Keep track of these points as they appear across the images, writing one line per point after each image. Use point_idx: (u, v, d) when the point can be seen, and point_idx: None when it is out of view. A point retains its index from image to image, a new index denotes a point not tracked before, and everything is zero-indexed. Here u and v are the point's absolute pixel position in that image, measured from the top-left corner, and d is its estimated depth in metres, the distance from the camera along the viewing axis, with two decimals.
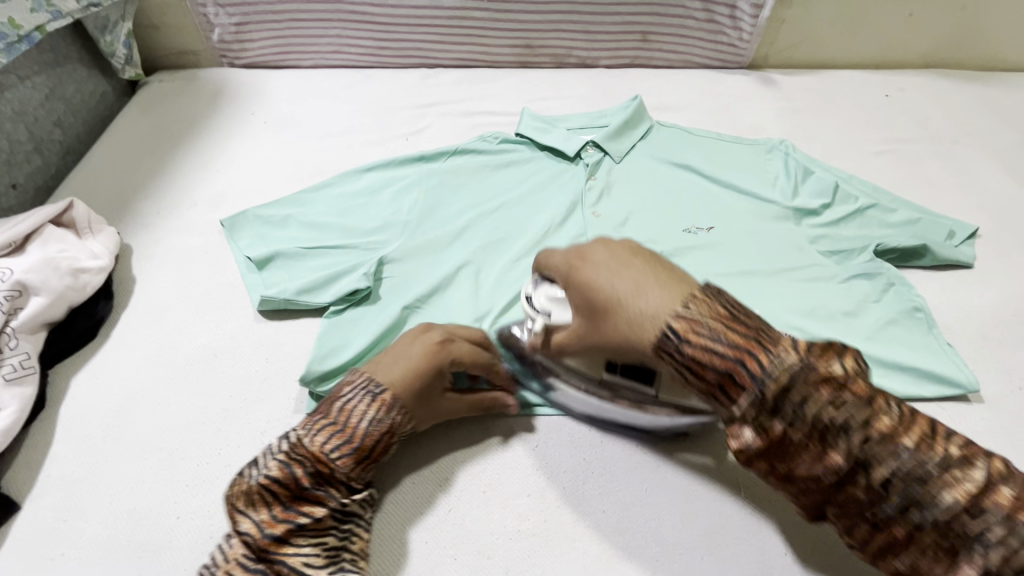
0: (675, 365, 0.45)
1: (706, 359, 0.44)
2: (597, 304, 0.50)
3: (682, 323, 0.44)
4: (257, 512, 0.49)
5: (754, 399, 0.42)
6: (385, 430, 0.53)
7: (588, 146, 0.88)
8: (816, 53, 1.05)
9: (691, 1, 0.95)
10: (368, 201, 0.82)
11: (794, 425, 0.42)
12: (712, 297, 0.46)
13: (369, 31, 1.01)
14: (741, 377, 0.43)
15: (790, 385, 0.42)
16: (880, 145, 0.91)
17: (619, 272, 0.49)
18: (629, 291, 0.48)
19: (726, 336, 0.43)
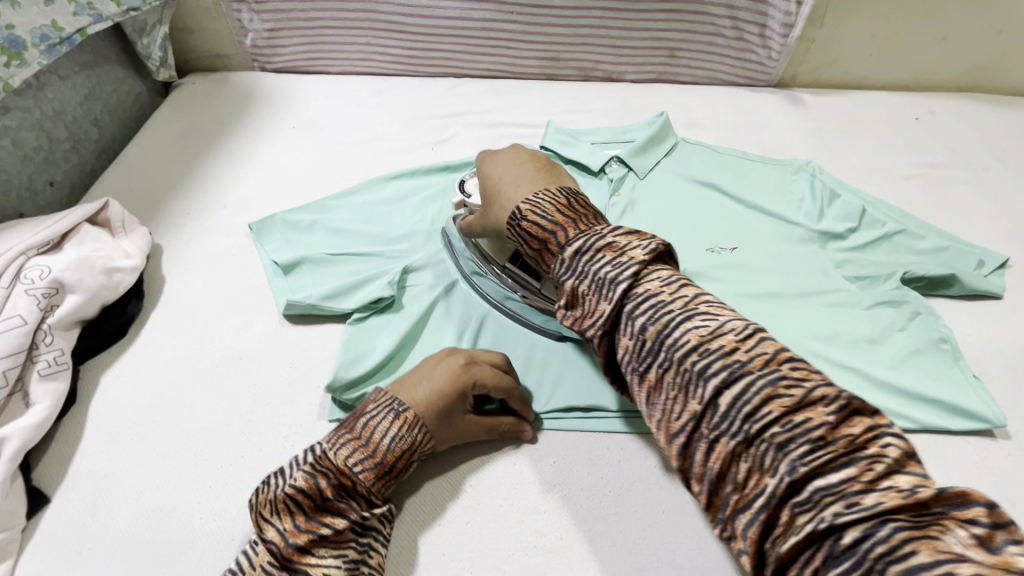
0: (518, 233, 0.57)
1: (538, 232, 0.55)
2: (488, 196, 0.64)
3: (528, 203, 0.57)
4: (281, 522, 0.48)
5: (563, 268, 0.52)
6: (407, 449, 0.53)
7: (612, 161, 0.88)
8: (844, 74, 1.04)
9: (721, 19, 0.95)
10: (394, 209, 0.83)
11: (582, 280, 0.50)
12: (558, 193, 0.58)
13: (398, 40, 1.03)
14: (554, 242, 0.54)
15: (582, 249, 0.51)
16: (909, 169, 0.90)
17: (508, 178, 0.62)
18: (508, 188, 0.61)
19: (552, 212, 0.55)
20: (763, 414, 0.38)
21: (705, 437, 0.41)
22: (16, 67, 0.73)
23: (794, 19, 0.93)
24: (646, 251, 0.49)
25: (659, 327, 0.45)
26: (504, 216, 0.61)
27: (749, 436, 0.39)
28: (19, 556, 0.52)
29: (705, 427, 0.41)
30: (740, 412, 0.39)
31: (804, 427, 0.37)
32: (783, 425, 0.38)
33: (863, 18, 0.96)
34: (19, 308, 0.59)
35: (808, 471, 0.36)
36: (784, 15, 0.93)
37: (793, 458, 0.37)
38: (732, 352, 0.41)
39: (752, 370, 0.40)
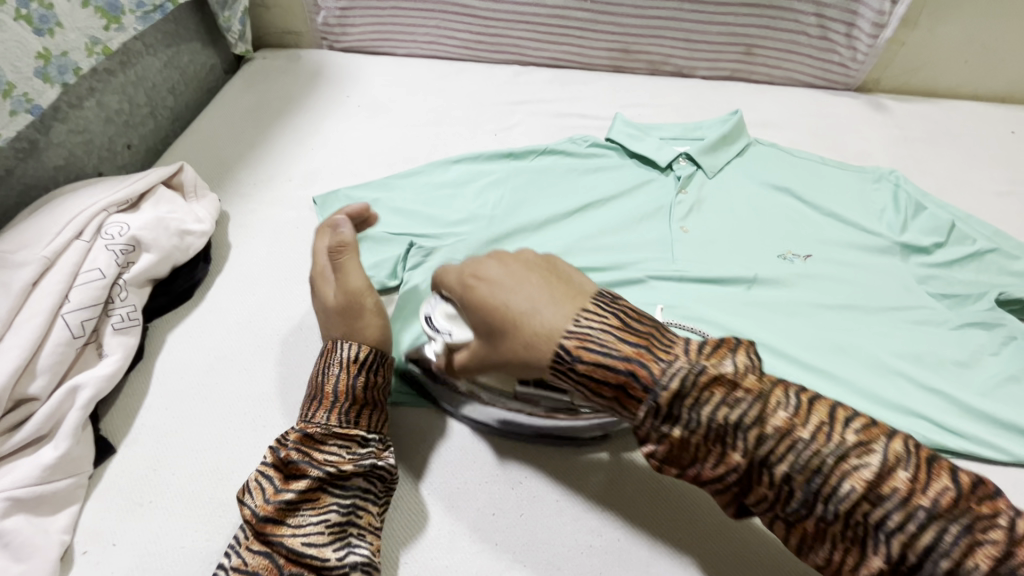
0: (575, 381, 0.46)
1: (601, 375, 0.45)
2: (493, 325, 0.49)
3: (577, 337, 0.45)
4: (252, 499, 0.50)
5: (658, 416, 0.44)
6: (340, 373, 0.54)
7: (681, 157, 0.85)
8: (933, 81, 0.98)
9: (805, 16, 0.91)
10: (455, 193, 0.82)
11: (694, 430, 0.43)
12: (604, 307, 0.47)
13: (467, 24, 1.02)
14: (638, 385, 0.44)
15: (682, 391, 0.43)
16: (1003, 185, 0.84)
17: (515, 289, 0.49)
18: (532, 313, 0.47)
19: (619, 348, 0.45)
20: (847, 492, 0.40)
21: (791, 520, 0.43)
22: (114, 31, 0.75)
23: (886, 18, 0.88)
24: (731, 369, 0.43)
25: (771, 461, 0.42)
26: (534, 352, 0.46)
27: (837, 515, 0.40)
28: (84, 502, 0.53)
29: (793, 514, 0.42)
30: (822, 493, 0.40)
31: (889, 491, 0.39)
32: (869, 498, 0.39)
33: (961, 21, 0.90)
34: (99, 262, 0.60)
35: (899, 530, 0.39)
36: (876, 13, 0.88)
37: (886, 525, 0.39)
38: (790, 435, 0.41)
39: (818, 449, 0.41)
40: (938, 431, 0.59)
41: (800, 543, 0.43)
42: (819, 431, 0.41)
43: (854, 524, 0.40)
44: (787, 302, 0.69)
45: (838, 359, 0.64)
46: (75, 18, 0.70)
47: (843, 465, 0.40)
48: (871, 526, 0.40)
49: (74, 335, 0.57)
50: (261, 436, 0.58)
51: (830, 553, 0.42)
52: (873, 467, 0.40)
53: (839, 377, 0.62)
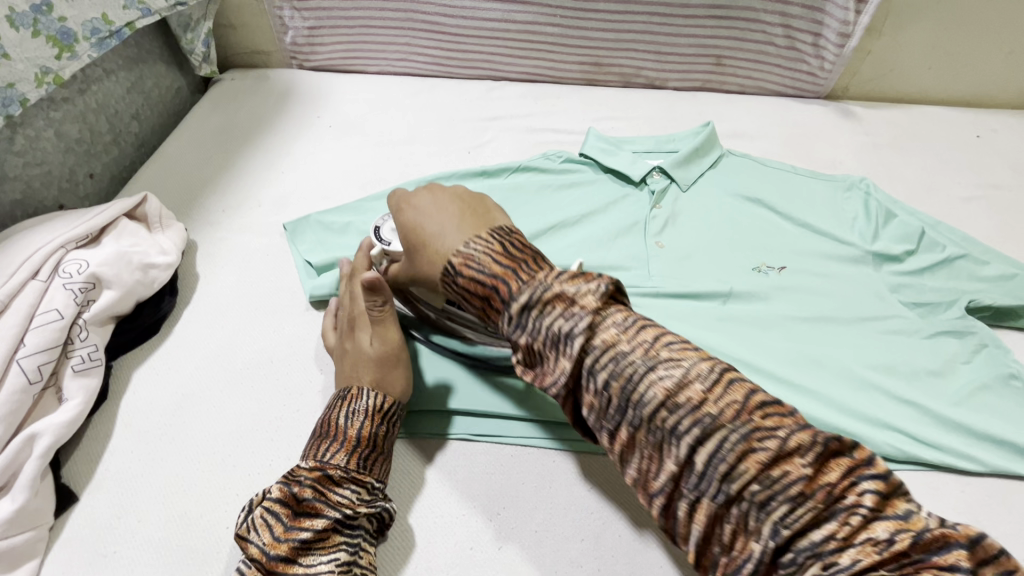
0: (458, 294, 0.51)
1: (474, 287, 0.49)
2: (408, 245, 0.55)
3: (460, 257, 0.50)
4: (260, 536, 0.47)
5: (512, 324, 0.47)
6: (363, 416, 0.54)
7: (654, 171, 0.85)
8: (899, 88, 1.00)
9: (773, 27, 0.91)
10: None
11: (535, 337, 0.46)
12: (494, 235, 0.51)
13: (437, 41, 1.01)
14: (497, 298, 0.48)
15: (531, 304, 0.46)
16: (971, 190, 0.85)
17: (434, 215, 0.54)
18: (438, 233, 0.53)
19: (489, 266, 0.49)
20: (740, 472, 0.38)
21: (685, 498, 0.41)
22: (67, 59, 0.73)
23: (851, 28, 0.89)
24: (589, 295, 0.45)
25: (659, 417, 0.41)
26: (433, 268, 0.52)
27: (728, 496, 0.39)
28: (45, 556, 0.51)
29: (684, 488, 0.41)
30: (715, 468, 0.39)
31: (782, 482, 0.38)
32: (761, 482, 0.38)
33: (925, 29, 0.91)
34: (56, 302, 0.58)
35: (791, 533, 0.37)
36: (841, 24, 0.89)
37: (777, 521, 0.38)
38: (702, 407, 0.40)
39: (724, 424, 0.39)
40: (913, 443, 0.59)
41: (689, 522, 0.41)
42: (731, 406, 0.40)
43: (740, 505, 0.39)
44: (761, 316, 0.70)
45: (814, 373, 0.64)
46: (25, 48, 0.68)
47: (741, 446, 0.38)
48: (760, 513, 0.38)
49: (31, 380, 0.55)
50: (232, 475, 0.56)
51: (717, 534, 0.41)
52: (773, 452, 0.38)
53: (815, 391, 0.62)
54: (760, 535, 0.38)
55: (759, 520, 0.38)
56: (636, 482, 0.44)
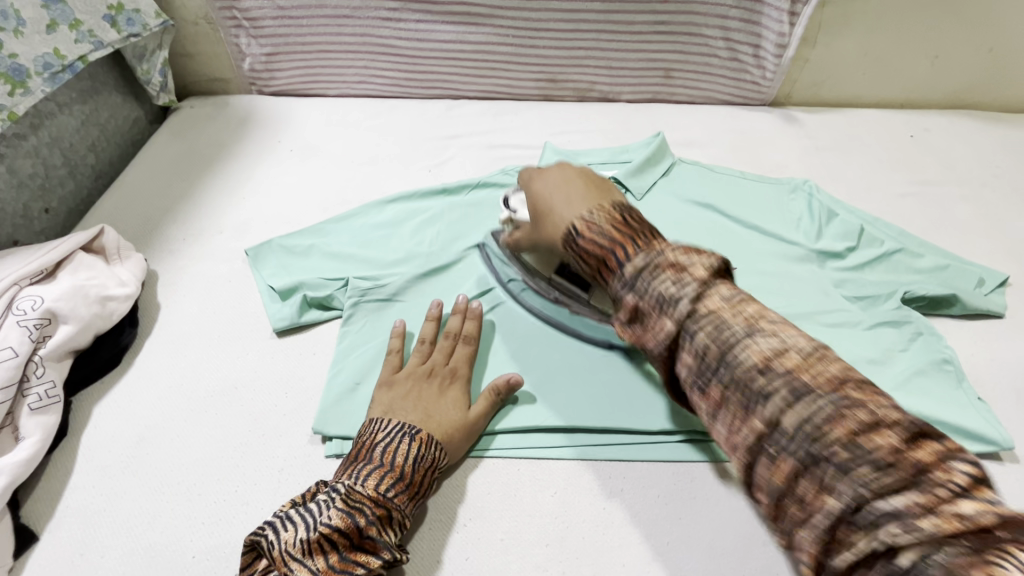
0: (578, 256, 0.56)
1: (592, 250, 0.54)
2: (536, 212, 0.63)
3: (582, 222, 0.56)
4: (314, 561, 0.48)
5: (622, 285, 0.51)
6: (428, 465, 0.56)
7: (609, 182, 0.88)
8: (837, 93, 1.05)
9: (714, 41, 0.96)
10: (390, 233, 0.82)
11: (692, 343, 0.45)
12: (615, 208, 0.57)
13: (395, 62, 1.03)
14: (613, 260, 0.52)
15: (644, 268, 0.50)
16: (906, 186, 0.90)
17: (562, 188, 0.61)
18: (561, 207, 0.59)
19: (610, 231, 0.54)
20: (827, 431, 0.37)
21: (766, 453, 0.39)
22: (20, 95, 0.73)
23: (787, 40, 0.94)
24: (698, 268, 0.48)
25: (764, 396, 0.40)
26: (555, 238, 0.60)
27: (812, 453, 0.37)
28: None
29: (766, 444, 0.39)
30: (805, 429, 0.38)
31: (870, 450, 0.35)
32: (847, 443, 0.36)
33: (855, 38, 0.97)
34: (10, 341, 0.58)
35: (870, 492, 0.34)
36: (777, 36, 0.94)
37: (858, 478, 0.35)
38: (796, 372, 0.40)
39: (814, 388, 0.39)
40: None
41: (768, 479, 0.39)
42: (823, 374, 0.40)
43: (823, 464, 0.37)
44: None
45: None
46: None
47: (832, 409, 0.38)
48: (840, 471, 0.36)
49: None
50: (197, 504, 0.57)
51: (796, 493, 0.38)
52: (867, 420, 0.37)
53: None
54: (838, 493, 0.36)
55: (837, 476, 0.36)
56: (721, 440, 0.43)
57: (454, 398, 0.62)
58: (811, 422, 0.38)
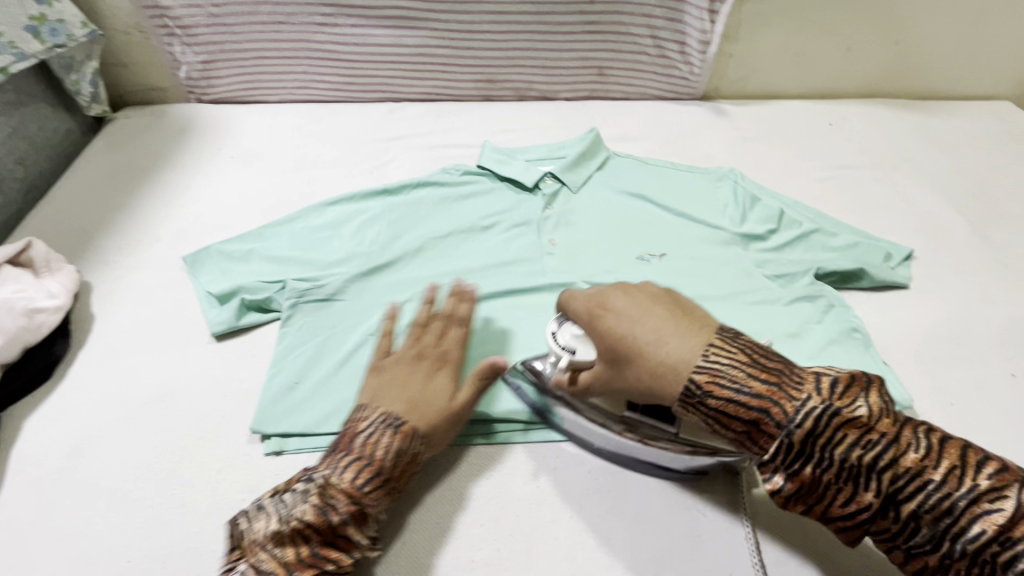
0: (707, 415, 0.50)
1: (732, 410, 0.49)
2: (609, 348, 0.55)
3: (705, 372, 0.49)
4: (285, 552, 0.50)
5: (789, 453, 0.47)
6: (404, 461, 0.55)
7: (546, 177, 0.91)
8: (762, 86, 1.11)
9: (642, 38, 1.00)
10: (331, 234, 0.83)
11: (828, 472, 0.46)
12: (731, 342, 0.51)
13: (334, 67, 1.04)
14: (770, 422, 0.47)
15: (814, 429, 0.46)
16: (824, 171, 0.96)
17: (636, 322, 0.54)
18: (642, 337, 0.53)
19: (749, 385, 0.48)
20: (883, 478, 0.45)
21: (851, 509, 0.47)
22: None
23: (709, 36, 0.99)
24: (864, 411, 0.46)
25: (826, 457, 0.46)
26: (652, 381, 0.52)
27: (881, 497, 0.45)
28: None
29: (850, 499, 0.46)
30: (868, 482, 0.45)
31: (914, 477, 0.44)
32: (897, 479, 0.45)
33: (774, 34, 1.02)
34: None
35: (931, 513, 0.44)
36: (700, 33, 0.98)
37: (917, 508, 0.45)
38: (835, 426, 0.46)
39: (854, 439, 0.45)
40: None
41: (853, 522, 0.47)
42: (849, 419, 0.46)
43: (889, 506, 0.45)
44: None
45: None
46: None
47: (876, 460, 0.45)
48: (905, 508, 0.45)
49: None
50: (133, 508, 0.57)
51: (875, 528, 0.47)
52: (897, 454, 0.45)
53: None
54: (906, 522, 0.45)
55: (906, 513, 0.45)
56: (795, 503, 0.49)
57: (445, 380, 0.62)
58: (919, 491, 0.44)
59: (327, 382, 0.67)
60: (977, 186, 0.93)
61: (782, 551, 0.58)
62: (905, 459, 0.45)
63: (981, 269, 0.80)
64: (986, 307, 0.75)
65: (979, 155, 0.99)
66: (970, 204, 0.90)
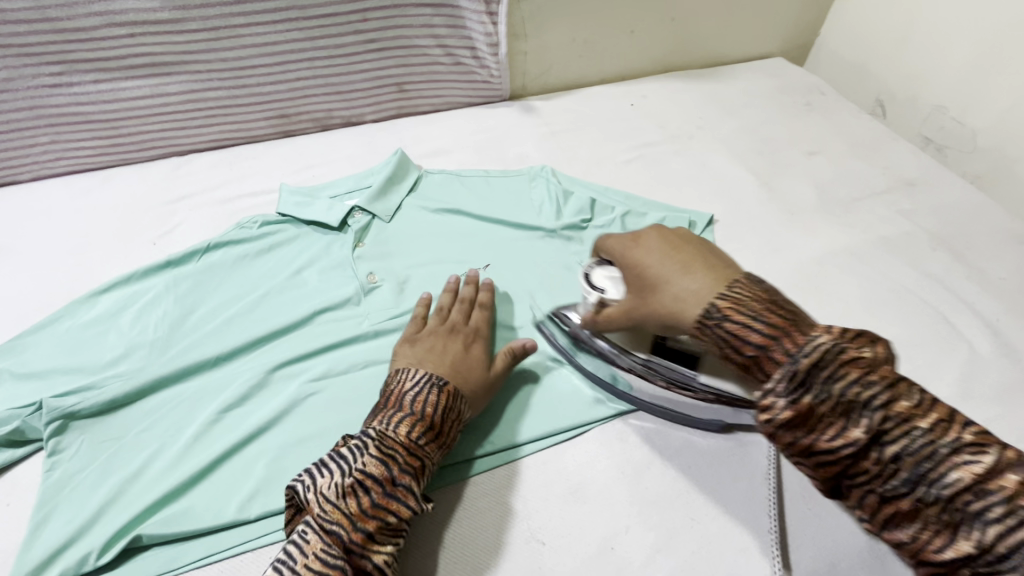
0: (718, 336, 0.50)
1: (745, 336, 0.47)
2: (644, 283, 0.57)
3: (727, 302, 0.50)
4: (349, 502, 0.50)
5: (791, 385, 0.45)
6: (453, 417, 0.59)
7: (355, 211, 0.85)
8: (565, 77, 1.12)
9: (431, 49, 0.97)
10: (105, 327, 0.71)
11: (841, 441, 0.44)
12: (748, 288, 0.51)
13: (89, 131, 0.89)
14: (778, 351, 0.46)
15: (820, 362, 0.44)
16: (630, 153, 0.98)
17: (672, 255, 0.56)
18: (679, 276, 0.54)
19: (766, 316, 0.48)
20: (952, 480, 0.40)
21: (883, 495, 0.43)
22: None
23: (495, 38, 0.98)
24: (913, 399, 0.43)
25: (885, 442, 0.43)
26: (678, 310, 0.53)
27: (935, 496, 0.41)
28: None
29: (885, 485, 0.43)
30: (923, 474, 0.41)
31: (993, 492, 0.39)
32: (975, 493, 0.40)
33: (560, 27, 1.03)
34: None
35: (996, 530, 0.39)
36: (486, 36, 0.97)
37: (984, 520, 0.39)
38: (914, 423, 0.42)
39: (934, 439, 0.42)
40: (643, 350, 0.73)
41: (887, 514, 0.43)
42: (940, 423, 0.42)
43: (944, 505, 0.41)
44: None
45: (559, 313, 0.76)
46: None
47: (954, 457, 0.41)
48: (968, 517, 0.40)
49: None
50: None
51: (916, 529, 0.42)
52: (985, 464, 0.40)
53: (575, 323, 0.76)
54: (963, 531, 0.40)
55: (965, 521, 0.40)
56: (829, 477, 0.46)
57: (476, 356, 0.66)
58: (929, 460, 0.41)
59: (111, 509, 0.56)
60: (763, 142, 1.00)
61: (649, 544, 0.57)
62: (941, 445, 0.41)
63: (771, 223, 0.85)
64: (779, 256, 0.80)
65: (761, 112, 1.07)
66: (758, 160, 0.97)
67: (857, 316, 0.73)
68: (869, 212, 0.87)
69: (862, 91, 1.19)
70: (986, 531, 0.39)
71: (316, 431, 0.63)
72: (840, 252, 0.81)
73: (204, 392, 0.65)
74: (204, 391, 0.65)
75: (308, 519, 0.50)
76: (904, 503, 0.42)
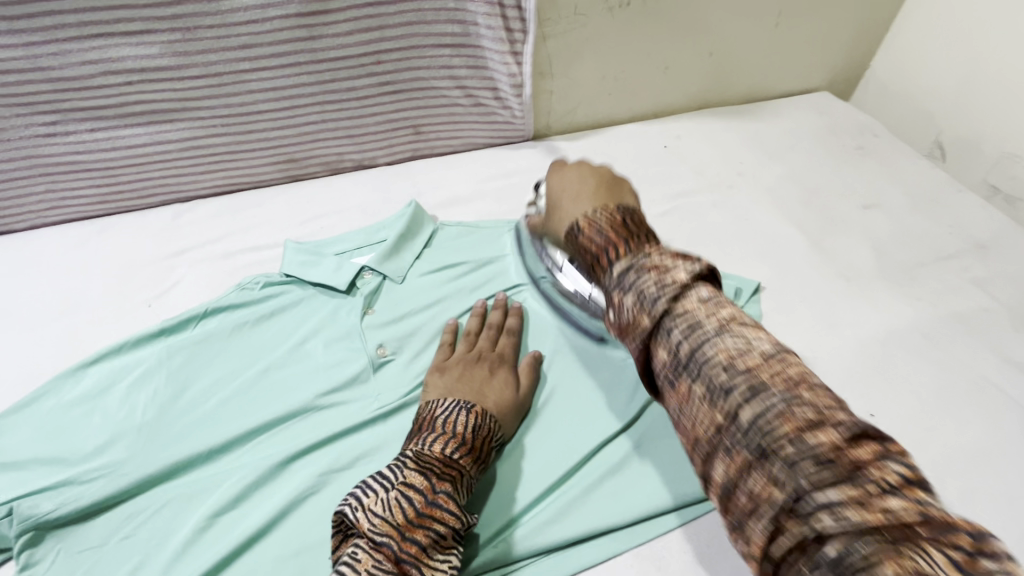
0: (577, 250, 0.52)
1: (592, 249, 0.49)
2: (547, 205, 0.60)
3: (586, 219, 0.51)
4: (394, 515, 0.49)
5: (613, 283, 0.46)
6: (485, 434, 0.58)
7: (364, 271, 0.78)
8: (593, 116, 1.04)
9: (450, 90, 0.90)
10: (91, 407, 0.65)
11: (698, 380, 0.40)
12: (625, 210, 0.52)
13: (86, 179, 0.83)
14: (605, 259, 0.48)
15: (630, 268, 0.46)
16: (664, 204, 0.90)
17: (571, 183, 0.58)
18: (568, 206, 0.56)
19: (610, 231, 0.49)
20: (784, 434, 0.36)
21: (727, 448, 0.38)
22: None
23: (519, 79, 0.91)
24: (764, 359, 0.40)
25: (726, 387, 0.39)
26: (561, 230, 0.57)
27: (766, 446, 0.36)
28: None
29: (727, 436, 0.38)
30: (756, 423, 0.37)
31: (828, 461, 0.34)
32: (809, 451, 0.35)
33: (589, 65, 0.95)
34: None
35: (816, 484, 0.34)
36: (509, 77, 0.90)
37: (804, 467, 0.35)
38: (756, 373, 0.39)
39: (782, 404, 0.37)
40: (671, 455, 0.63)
41: (727, 475, 0.38)
42: (800, 397, 0.37)
43: (776, 456, 0.36)
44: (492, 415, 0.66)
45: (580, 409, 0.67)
46: None
47: (796, 427, 0.36)
48: (785, 461, 0.35)
49: None
50: None
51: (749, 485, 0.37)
52: (826, 438, 0.35)
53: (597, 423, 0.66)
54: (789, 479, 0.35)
55: (791, 471, 0.35)
56: (684, 436, 0.41)
57: (503, 379, 0.65)
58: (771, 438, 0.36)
59: None
60: (810, 192, 0.91)
61: None
62: (781, 398, 0.37)
63: (825, 291, 0.76)
64: (837, 334, 0.71)
65: (808, 157, 0.98)
66: (806, 214, 0.88)
67: (929, 412, 0.64)
68: (934, 280, 0.78)
69: (916, 130, 1.10)
70: (823, 510, 0.33)
71: (315, 539, 0.56)
72: (907, 331, 0.72)
73: (194, 489, 0.59)
74: (194, 489, 0.59)
75: (355, 542, 0.48)
76: (759, 486, 0.36)
